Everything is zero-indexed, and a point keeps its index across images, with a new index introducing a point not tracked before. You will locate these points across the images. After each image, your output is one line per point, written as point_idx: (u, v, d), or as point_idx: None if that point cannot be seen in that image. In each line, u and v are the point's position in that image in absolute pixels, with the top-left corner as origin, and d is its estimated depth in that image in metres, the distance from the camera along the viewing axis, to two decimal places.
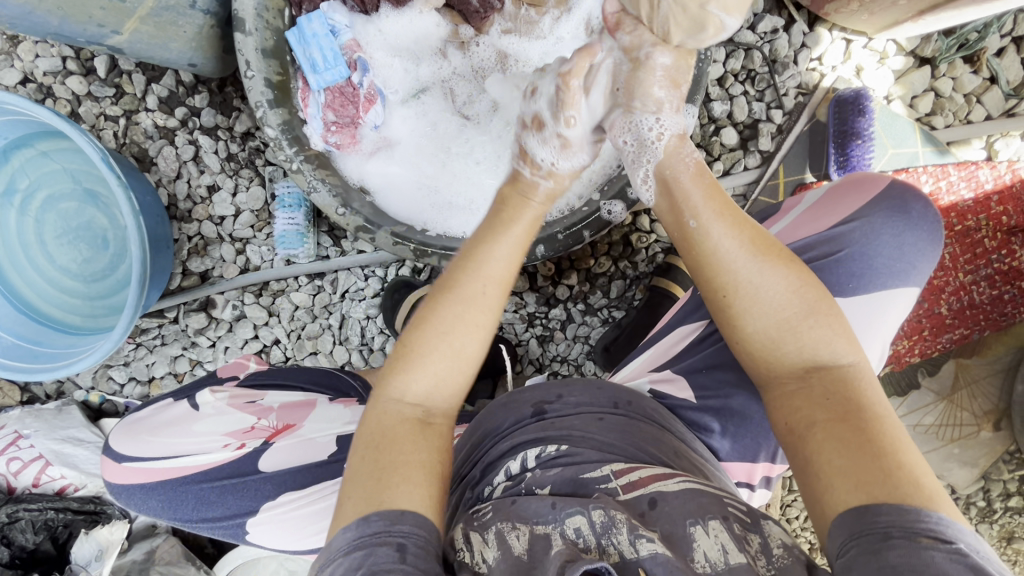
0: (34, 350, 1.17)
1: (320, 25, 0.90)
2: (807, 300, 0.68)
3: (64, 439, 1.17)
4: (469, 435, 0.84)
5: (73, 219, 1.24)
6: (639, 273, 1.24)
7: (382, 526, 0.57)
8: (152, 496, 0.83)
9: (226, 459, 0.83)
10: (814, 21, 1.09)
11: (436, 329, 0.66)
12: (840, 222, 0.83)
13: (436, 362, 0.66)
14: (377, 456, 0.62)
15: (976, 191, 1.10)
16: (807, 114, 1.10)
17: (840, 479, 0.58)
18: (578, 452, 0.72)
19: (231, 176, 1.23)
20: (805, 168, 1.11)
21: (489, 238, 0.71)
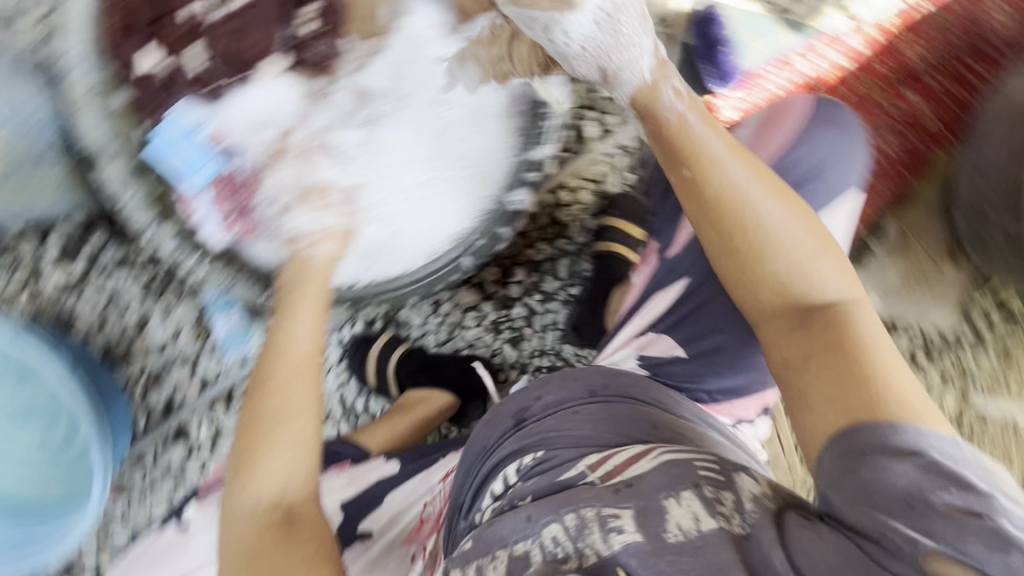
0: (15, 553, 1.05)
1: (174, 130, 0.88)
2: (808, 230, 0.70)
3: None
4: (461, 468, 0.84)
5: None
6: (579, 245, 1.24)
7: None
8: None
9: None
10: None
11: (272, 435, 0.69)
12: (784, 147, 0.84)
13: (275, 457, 0.68)
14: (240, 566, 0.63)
15: (850, 54, 1.14)
16: (673, 40, 1.11)
17: (823, 403, 0.62)
18: (555, 454, 0.73)
19: (155, 301, 1.20)
20: (690, 92, 1.12)
21: (283, 333, 0.78)
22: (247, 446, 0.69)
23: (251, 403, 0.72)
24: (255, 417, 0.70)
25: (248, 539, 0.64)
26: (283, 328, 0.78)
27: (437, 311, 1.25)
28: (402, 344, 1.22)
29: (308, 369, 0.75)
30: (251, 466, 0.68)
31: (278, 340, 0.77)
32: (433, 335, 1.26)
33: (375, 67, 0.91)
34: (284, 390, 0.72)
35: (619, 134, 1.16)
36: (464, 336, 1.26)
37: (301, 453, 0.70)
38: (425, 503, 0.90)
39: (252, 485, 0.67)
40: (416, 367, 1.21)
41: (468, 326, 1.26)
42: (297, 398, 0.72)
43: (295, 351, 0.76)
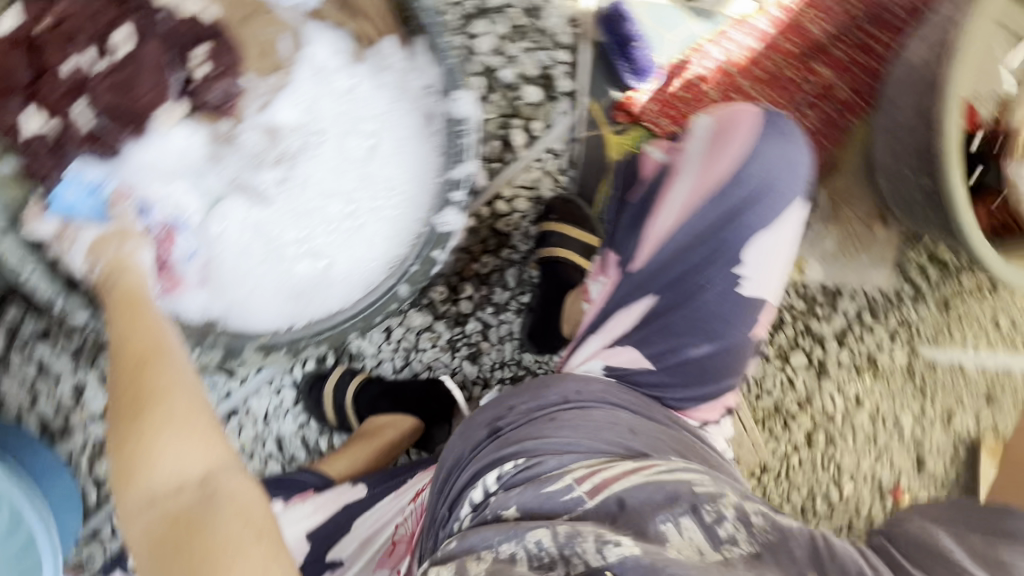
0: None
1: (76, 191, 0.81)
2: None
3: None
4: (435, 480, 0.81)
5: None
6: (524, 252, 1.24)
7: None
8: None
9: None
10: None
11: (148, 420, 0.63)
12: (734, 167, 0.80)
13: (167, 439, 0.63)
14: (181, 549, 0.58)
15: (761, 37, 1.16)
16: (587, 42, 1.13)
17: None
18: (539, 463, 0.71)
19: (91, 368, 1.15)
20: (609, 89, 1.14)
21: (130, 332, 0.71)
22: (124, 444, 0.63)
23: (114, 419, 0.65)
24: (126, 412, 0.64)
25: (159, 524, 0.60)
26: (122, 335, 0.71)
27: (389, 338, 1.23)
28: (357, 376, 1.19)
29: (155, 358, 0.69)
30: (134, 462, 0.62)
31: (117, 350, 0.70)
32: (389, 363, 1.24)
33: (286, 101, 0.90)
34: (144, 387, 0.66)
35: (547, 138, 1.16)
36: (421, 359, 1.24)
37: (196, 421, 0.65)
38: (397, 524, 0.87)
39: (147, 493, 0.61)
40: (376, 393, 1.19)
41: (424, 349, 1.24)
42: (162, 381, 0.66)
43: (146, 342, 0.70)
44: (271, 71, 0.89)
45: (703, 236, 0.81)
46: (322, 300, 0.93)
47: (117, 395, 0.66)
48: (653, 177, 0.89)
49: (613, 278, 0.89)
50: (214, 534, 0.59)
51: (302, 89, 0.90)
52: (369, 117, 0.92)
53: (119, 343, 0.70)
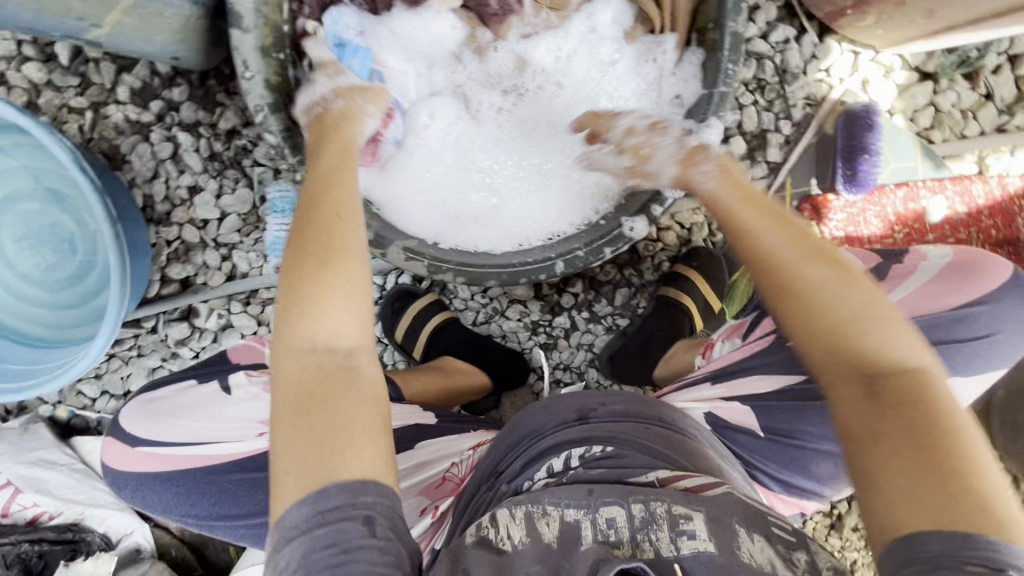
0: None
1: (359, 60, 0.84)
2: (860, 298, 0.63)
3: (34, 462, 1.09)
4: (507, 433, 0.89)
5: (35, 221, 1.13)
6: (645, 281, 1.23)
7: (343, 500, 0.55)
8: (166, 492, 0.91)
9: (259, 449, 0.91)
10: (824, 32, 1.09)
11: (329, 273, 0.62)
12: (968, 304, 0.85)
13: (333, 299, 0.61)
14: (313, 411, 0.58)
15: (970, 205, 1.11)
16: (815, 126, 1.10)
17: (896, 478, 0.55)
18: (623, 456, 0.77)
19: (215, 176, 1.14)
20: (811, 178, 1.12)
21: (337, 177, 0.69)
22: (302, 284, 0.61)
23: (295, 255, 0.63)
24: (314, 252, 0.62)
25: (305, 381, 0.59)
26: (322, 177, 0.68)
27: (484, 292, 1.23)
28: (442, 313, 1.20)
29: (346, 217, 0.66)
30: (306, 307, 0.60)
31: (314, 189, 0.68)
32: (472, 314, 1.24)
33: (545, 42, 0.91)
34: (328, 241, 0.63)
35: None
36: (500, 325, 1.23)
37: (361, 295, 0.63)
38: (451, 465, 0.98)
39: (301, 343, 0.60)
40: (457, 338, 1.20)
41: (508, 318, 1.23)
42: (347, 244, 0.64)
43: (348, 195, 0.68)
44: (548, 8, 0.91)
45: None
46: (473, 234, 0.91)
47: (309, 229, 0.64)
48: (865, 274, 0.93)
49: (759, 343, 0.97)
50: (338, 413, 0.58)
51: (569, 36, 0.91)
52: (605, 95, 0.92)
53: (323, 181, 0.68)
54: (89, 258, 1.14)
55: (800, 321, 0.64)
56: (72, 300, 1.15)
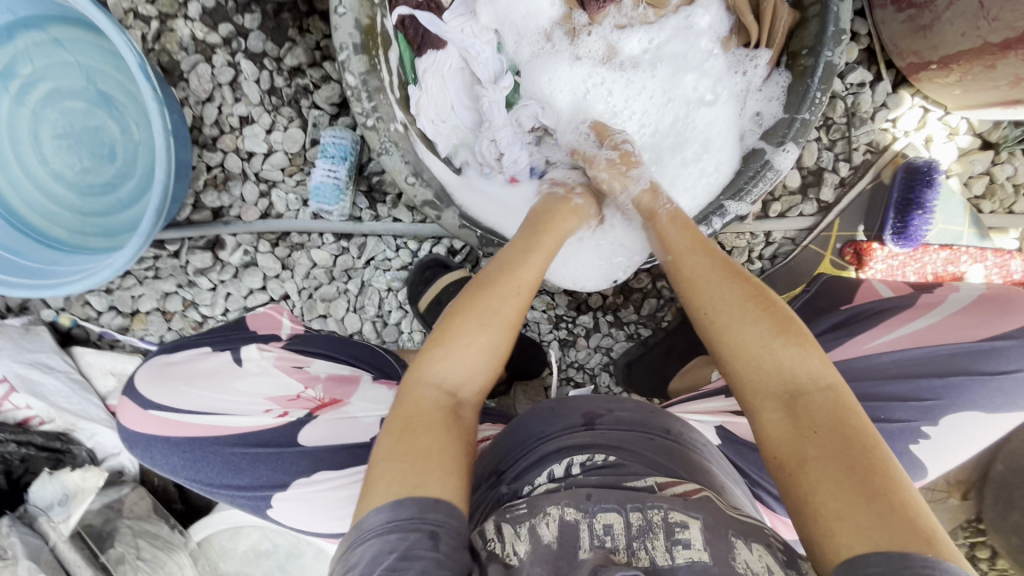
0: (12, 260, 1.04)
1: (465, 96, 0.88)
2: (772, 319, 0.64)
3: (32, 364, 1.06)
4: (507, 434, 0.83)
5: (78, 121, 1.10)
6: (675, 295, 1.22)
7: (415, 513, 0.55)
8: (174, 454, 0.81)
9: (267, 425, 0.83)
10: (899, 82, 1.09)
11: (470, 324, 0.66)
12: (996, 335, 0.82)
13: (461, 359, 0.66)
14: (415, 432, 0.61)
15: (1007, 279, 1.12)
16: (872, 173, 1.11)
17: (831, 505, 0.54)
18: (625, 464, 0.72)
19: (270, 111, 1.12)
20: (858, 224, 1.13)
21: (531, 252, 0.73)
22: (452, 328, 0.66)
23: (468, 309, 0.67)
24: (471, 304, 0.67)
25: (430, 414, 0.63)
26: (520, 254, 0.72)
27: None
28: None
29: (522, 308, 0.69)
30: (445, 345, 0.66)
31: (507, 260, 0.71)
32: None
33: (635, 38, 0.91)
34: (491, 316, 0.67)
35: (774, 223, 1.13)
36: (525, 313, 1.23)
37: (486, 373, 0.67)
38: None
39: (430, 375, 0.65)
40: None
41: (533, 308, 1.22)
42: (504, 330, 0.68)
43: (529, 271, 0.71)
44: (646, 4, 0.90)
45: (915, 373, 0.82)
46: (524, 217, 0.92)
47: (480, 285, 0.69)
48: (888, 304, 0.92)
49: None
50: (433, 451, 0.59)
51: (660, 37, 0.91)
52: (683, 102, 0.92)
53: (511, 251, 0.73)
54: (127, 169, 1.11)
55: (722, 342, 0.65)
56: (102, 209, 1.13)
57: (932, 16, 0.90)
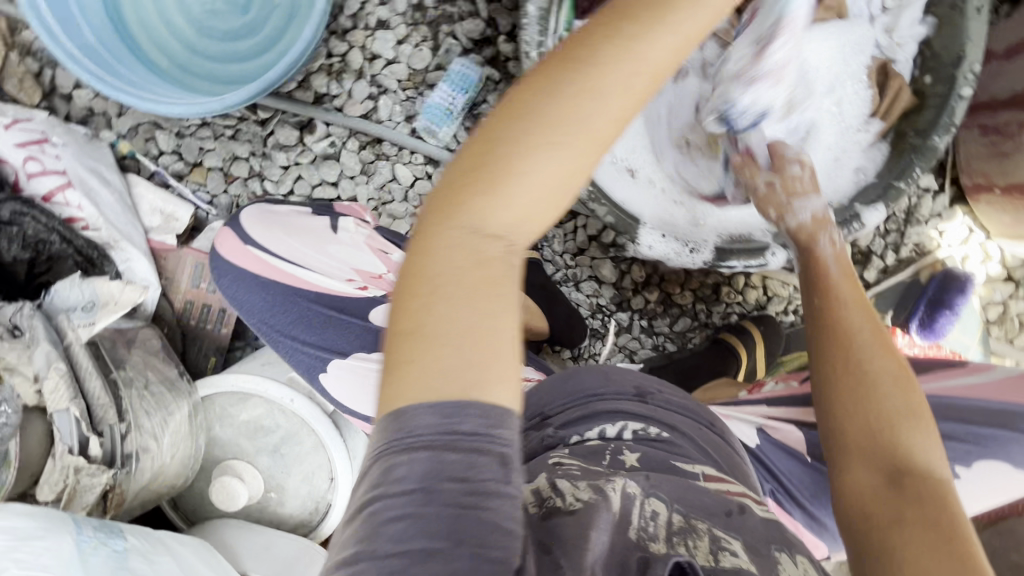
0: (109, 62, 1.01)
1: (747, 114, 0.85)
2: (911, 400, 0.67)
3: (92, 171, 1.02)
4: (557, 379, 0.76)
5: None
6: (709, 322, 1.29)
7: (442, 424, 0.41)
8: (259, 293, 0.83)
9: (346, 291, 0.85)
10: (956, 200, 1.22)
11: (511, 163, 0.45)
12: None
13: (521, 162, 0.45)
14: (437, 295, 0.44)
15: None
16: (913, 269, 1.22)
17: (901, 555, 0.55)
18: (677, 444, 0.67)
19: (409, 25, 1.16)
20: (888, 310, 1.24)
21: (580, 85, 0.45)
22: (477, 185, 0.45)
23: (501, 146, 0.45)
24: (506, 151, 0.45)
25: (457, 274, 0.44)
26: (591, 64, 0.46)
27: (575, 256, 1.25)
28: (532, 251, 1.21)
29: (599, 136, 0.46)
30: (468, 216, 0.45)
31: (557, 90, 0.46)
32: (553, 270, 1.26)
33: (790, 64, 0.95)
34: (595, 98, 0.45)
35: None
36: (570, 292, 1.27)
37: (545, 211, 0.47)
38: None
39: (459, 239, 0.45)
40: (535, 283, 1.21)
41: (580, 290, 1.27)
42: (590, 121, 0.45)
43: (596, 113, 0.46)
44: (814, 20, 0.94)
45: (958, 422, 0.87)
46: (627, 190, 0.97)
47: (535, 107, 0.45)
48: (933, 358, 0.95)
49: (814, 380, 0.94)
50: (469, 316, 0.43)
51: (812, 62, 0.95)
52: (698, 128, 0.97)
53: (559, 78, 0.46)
54: (254, 25, 1.10)
55: (853, 396, 0.68)
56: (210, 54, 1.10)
57: (1012, 146, 1.03)
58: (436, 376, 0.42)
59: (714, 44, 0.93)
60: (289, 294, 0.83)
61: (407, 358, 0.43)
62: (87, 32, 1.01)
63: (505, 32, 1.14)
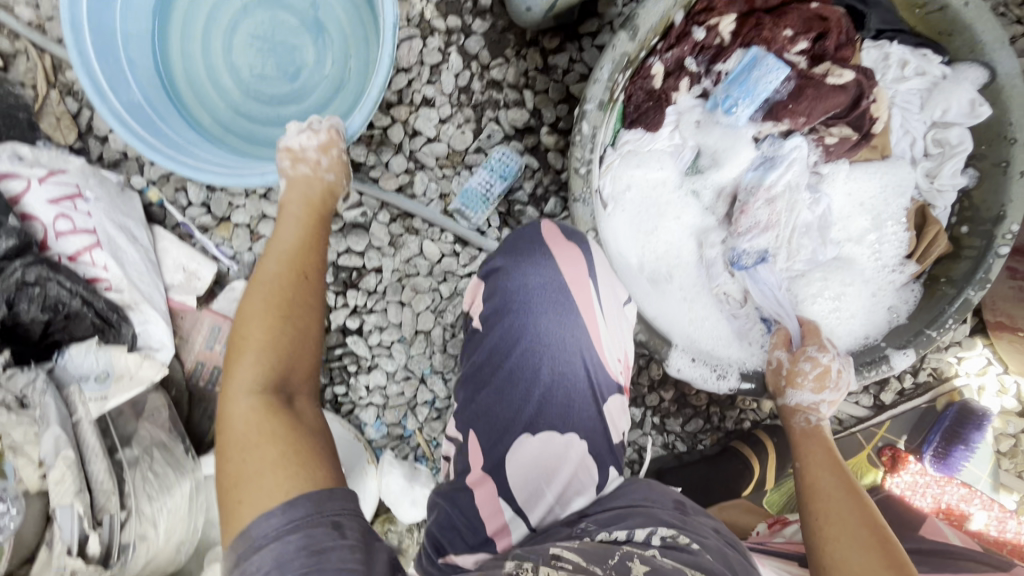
0: (151, 120, 0.94)
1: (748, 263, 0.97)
2: (885, 555, 0.65)
3: (120, 227, 1.00)
4: (613, 492, 0.73)
5: (281, 34, 1.07)
6: (721, 425, 1.27)
7: (310, 510, 0.55)
8: (518, 356, 0.79)
9: (612, 375, 0.82)
10: (977, 330, 1.22)
11: (228, 398, 0.65)
12: None
13: (246, 347, 0.68)
14: (240, 478, 0.59)
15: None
16: (929, 395, 1.22)
17: None
18: (706, 562, 0.58)
19: (453, 106, 1.16)
20: (902, 434, 1.23)
21: (248, 304, 0.72)
22: (226, 435, 0.63)
23: (239, 424, 0.62)
24: (220, 437, 0.63)
25: (256, 457, 0.59)
26: (250, 290, 0.74)
27: None
28: None
29: (271, 316, 0.70)
30: (225, 443, 0.62)
31: (242, 310, 0.72)
32: None
33: (829, 199, 0.96)
34: (273, 250, 0.79)
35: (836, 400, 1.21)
36: None
37: (275, 339, 0.69)
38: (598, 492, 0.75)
39: (231, 475, 0.59)
40: None
41: None
42: (276, 266, 0.77)
43: (257, 309, 0.71)
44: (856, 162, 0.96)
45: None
46: (658, 306, 0.97)
47: (228, 354, 0.69)
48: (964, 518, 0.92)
49: None
50: (269, 478, 0.57)
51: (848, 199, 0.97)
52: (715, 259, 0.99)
53: (248, 299, 0.73)
54: (301, 93, 1.07)
55: (829, 548, 0.68)
56: (255, 120, 1.07)
57: None
58: (252, 505, 0.56)
59: (757, 178, 0.94)
60: (569, 337, 0.79)
61: (232, 522, 0.57)
62: (132, 86, 0.95)
63: (548, 124, 1.15)
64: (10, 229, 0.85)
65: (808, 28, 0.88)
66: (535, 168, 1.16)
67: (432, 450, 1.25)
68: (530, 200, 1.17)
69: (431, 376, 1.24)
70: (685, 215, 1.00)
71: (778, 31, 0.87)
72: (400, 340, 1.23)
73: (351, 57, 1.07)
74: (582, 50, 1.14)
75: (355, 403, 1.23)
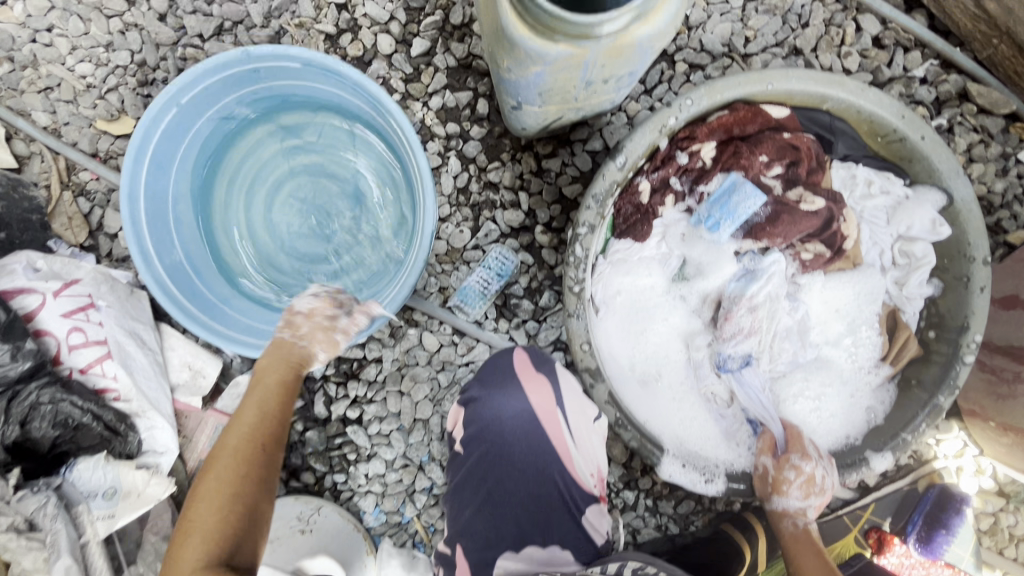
0: (191, 280, 1.07)
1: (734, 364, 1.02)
2: None
3: (131, 333, 1.03)
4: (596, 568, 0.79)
5: (320, 197, 1.17)
6: (712, 506, 1.31)
7: None
8: (492, 478, 0.84)
9: (589, 489, 0.85)
10: (953, 413, 1.28)
11: None
12: None
13: (191, 544, 0.64)
14: None
15: None
16: (910, 477, 1.27)
17: None
18: None
19: (453, 206, 1.22)
20: (886, 516, 1.27)
21: (199, 495, 0.67)
22: None
23: None
24: None
25: None
26: (205, 469, 0.70)
27: None
28: None
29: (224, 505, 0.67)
30: None
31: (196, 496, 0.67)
32: None
33: (809, 305, 1.02)
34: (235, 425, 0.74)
35: None
36: None
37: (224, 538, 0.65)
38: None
39: None
40: None
41: None
42: (230, 457, 0.70)
43: (208, 498, 0.67)
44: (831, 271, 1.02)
45: None
46: (648, 408, 1.02)
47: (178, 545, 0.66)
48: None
49: None
50: None
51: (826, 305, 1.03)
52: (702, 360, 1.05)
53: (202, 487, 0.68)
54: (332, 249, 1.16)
55: None
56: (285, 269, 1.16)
57: (1009, 390, 1.10)
58: None
59: (739, 287, 1.01)
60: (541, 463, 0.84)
61: None
62: (178, 244, 1.07)
63: (543, 223, 1.22)
64: (26, 353, 0.87)
65: (781, 156, 0.96)
66: (530, 264, 1.22)
67: (430, 536, 1.27)
68: (526, 293, 1.23)
69: (429, 463, 1.26)
70: (672, 318, 1.06)
71: (755, 159, 0.95)
72: (399, 428, 1.26)
73: (377, 220, 1.15)
74: (574, 155, 1.21)
75: (354, 490, 1.26)
